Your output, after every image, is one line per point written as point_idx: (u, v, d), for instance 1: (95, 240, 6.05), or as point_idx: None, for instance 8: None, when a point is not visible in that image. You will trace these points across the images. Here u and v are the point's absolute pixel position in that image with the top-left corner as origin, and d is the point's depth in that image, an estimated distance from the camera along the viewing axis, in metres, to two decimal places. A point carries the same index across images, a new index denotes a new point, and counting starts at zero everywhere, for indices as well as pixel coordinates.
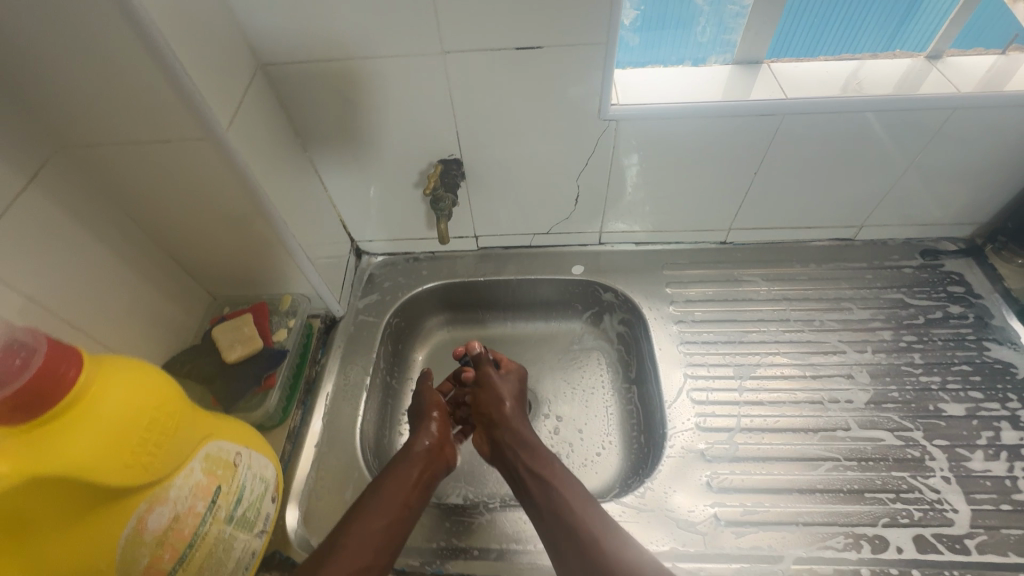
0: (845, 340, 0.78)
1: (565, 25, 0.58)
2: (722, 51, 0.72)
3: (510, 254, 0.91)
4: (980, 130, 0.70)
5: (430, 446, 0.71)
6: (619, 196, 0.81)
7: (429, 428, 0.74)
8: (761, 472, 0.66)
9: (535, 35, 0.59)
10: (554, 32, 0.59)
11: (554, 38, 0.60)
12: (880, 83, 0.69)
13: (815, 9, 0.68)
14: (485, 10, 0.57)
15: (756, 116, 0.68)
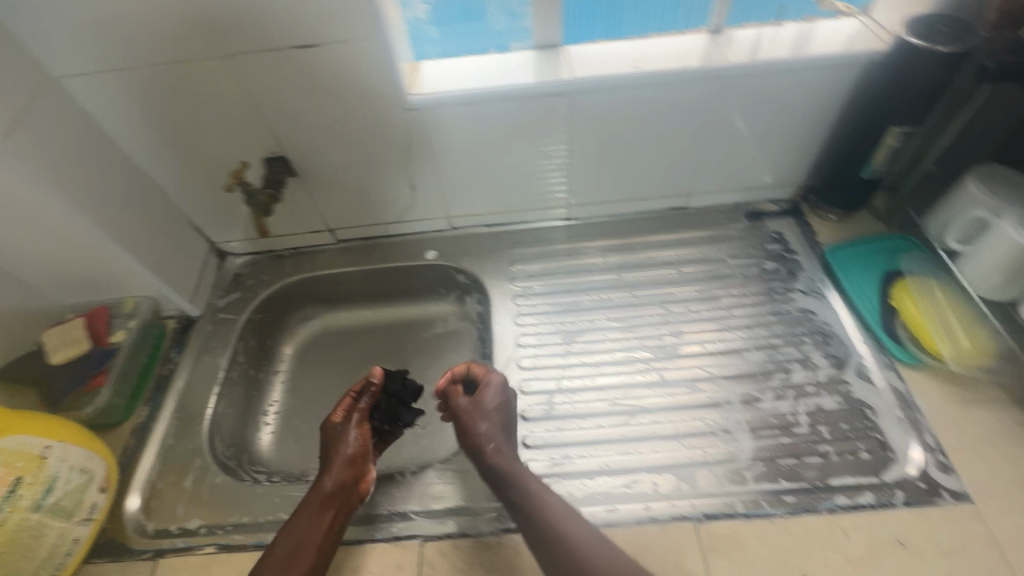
0: (668, 301, 0.83)
1: (329, 21, 0.64)
2: (521, 37, 0.77)
3: (369, 245, 0.96)
4: (758, 96, 0.76)
5: (342, 486, 0.61)
6: (451, 182, 0.86)
7: (341, 466, 0.63)
8: (572, 427, 0.71)
9: (305, 32, 0.65)
10: (322, 29, 0.64)
11: (325, 35, 0.65)
12: (659, 58, 0.74)
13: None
14: (249, 12, 0.62)
15: (548, 96, 0.74)
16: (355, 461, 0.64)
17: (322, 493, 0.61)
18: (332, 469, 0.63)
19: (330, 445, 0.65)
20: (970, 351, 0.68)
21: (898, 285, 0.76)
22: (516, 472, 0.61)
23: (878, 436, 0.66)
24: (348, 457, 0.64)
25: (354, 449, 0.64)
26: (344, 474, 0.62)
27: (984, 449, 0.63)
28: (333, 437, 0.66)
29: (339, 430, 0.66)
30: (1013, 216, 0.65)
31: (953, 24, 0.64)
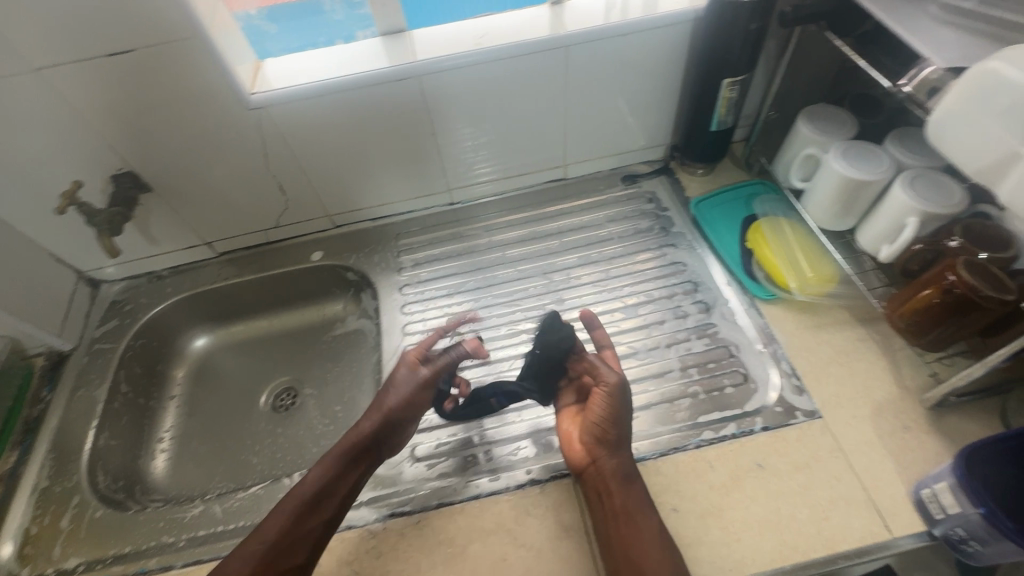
0: (550, 271, 0.86)
1: (139, 24, 0.61)
2: (364, 26, 0.77)
3: (253, 254, 0.93)
4: (604, 61, 0.78)
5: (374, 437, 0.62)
6: (322, 180, 0.85)
7: (386, 412, 0.63)
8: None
9: (116, 39, 0.62)
10: (132, 34, 0.62)
11: (138, 39, 0.62)
12: (502, 33, 0.75)
13: None
14: (45, 23, 0.59)
15: (395, 81, 0.74)
16: (405, 414, 0.64)
17: (357, 436, 0.62)
18: (374, 412, 0.63)
19: (394, 388, 0.65)
20: (813, 279, 0.74)
21: (752, 227, 0.81)
22: (630, 485, 0.58)
23: (741, 370, 0.70)
24: (394, 409, 0.63)
25: (402, 406, 0.64)
26: (379, 423, 0.62)
27: (832, 368, 0.68)
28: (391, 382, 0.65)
29: (405, 378, 0.65)
30: (839, 146, 0.70)
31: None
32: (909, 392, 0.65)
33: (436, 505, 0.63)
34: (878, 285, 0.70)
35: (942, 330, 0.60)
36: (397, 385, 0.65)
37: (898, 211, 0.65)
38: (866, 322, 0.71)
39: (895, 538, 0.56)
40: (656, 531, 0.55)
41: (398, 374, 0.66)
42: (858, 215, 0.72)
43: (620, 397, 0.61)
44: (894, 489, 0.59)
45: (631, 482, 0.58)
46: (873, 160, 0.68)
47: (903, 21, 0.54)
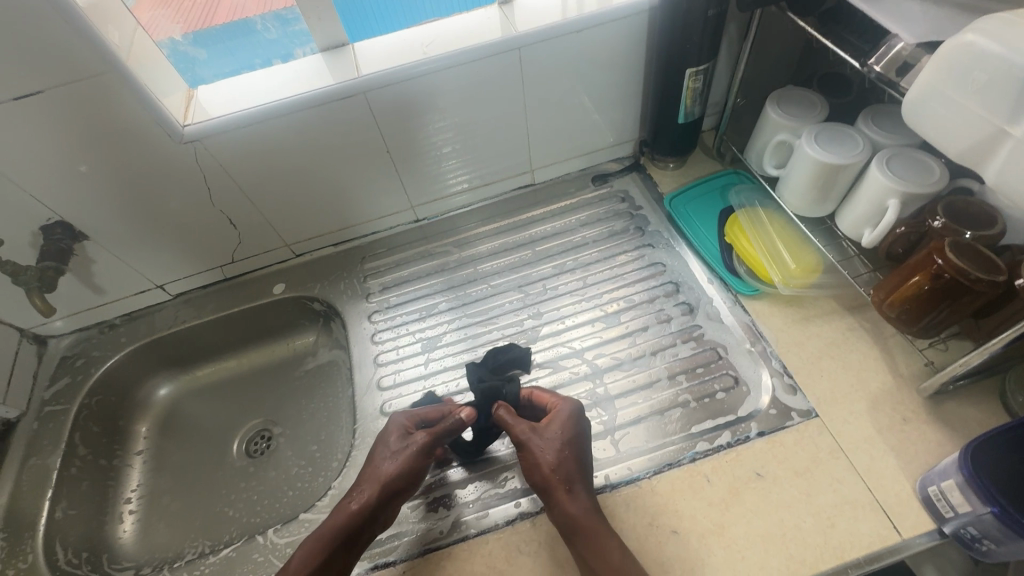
0: (525, 283, 0.82)
1: (46, 61, 0.55)
2: (301, 43, 0.72)
3: (210, 292, 0.88)
4: (562, 59, 0.74)
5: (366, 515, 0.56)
6: (274, 209, 0.80)
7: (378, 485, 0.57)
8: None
9: (22, 80, 0.56)
10: (40, 72, 0.56)
11: (47, 78, 0.57)
12: (450, 39, 0.70)
13: None
14: None
15: (338, 100, 0.68)
16: (400, 484, 0.58)
17: (346, 514, 0.56)
18: (365, 485, 0.57)
19: (384, 457, 0.59)
20: (797, 271, 0.71)
21: (729, 221, 0.78)
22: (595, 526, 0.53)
23: (731, 373, 0.67)
24: (386, 481, 0.57)
25: (393, 477, 0.57)
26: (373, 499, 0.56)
27: (823, 362, 0.65)
28: (380, 451, 0.60)
29: (397, 446, 0.60)
30: (811, 130, 0.67)
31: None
32: (905, 381, 0.62)
33: (422, 551, 0.59)
34: (864, 271, 0.67)
35: (934, 317, 0.57)
36: (391, 454, 0.59)
37: (877, 194, 0.63)
38: (854, 310, 0.69)
39: (906, 540, 0.53)
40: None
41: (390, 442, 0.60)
42: (836, 200, 0.69)
43: (539, 434, 0.58)
44: (899, 487, 0.56)
45: (590, 525, 0.53)
46: (847, 143, 0.65)
47: None
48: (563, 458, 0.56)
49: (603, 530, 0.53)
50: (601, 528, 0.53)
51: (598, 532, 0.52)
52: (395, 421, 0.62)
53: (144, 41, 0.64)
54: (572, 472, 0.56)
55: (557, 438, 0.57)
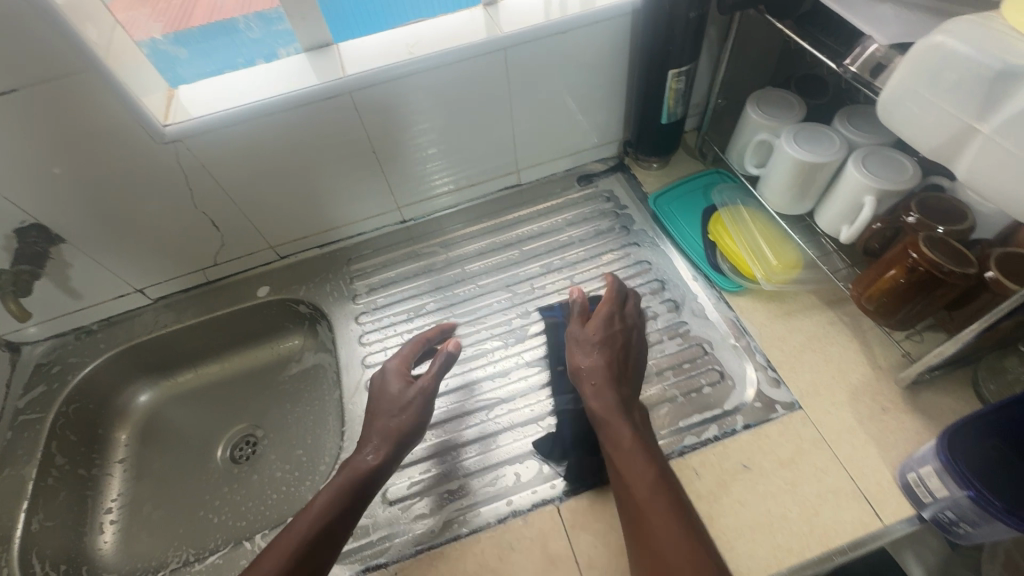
0: (512, 282, 0.82)
1: (22, 60, 0.54)
2: (286, 43, 0.71)
3: (192, 296, 0.86)
4: (547, 60, 0.75)
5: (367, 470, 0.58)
6: (258, 209, 0.79)
7: (377, 437, 0.60)
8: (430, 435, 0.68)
9: None
10: (15, 72, 0.55)
11: (22, 77, 0.55)
12: (436, 39, 0.70)
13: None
14: None
15: (323, 100, 0.68)
16: (397, 437, 0.60)
17: (365, 463, 0.58)
18: (384, 436, 0.60)
19: (378, 400, 0.64)
20: (778, 267, 0.72)
21: (713, 219, 0.80)
22: (631, 456, 0.55)
23: (716, 367, 0.68)
24: (401, 431, 0.60)
25: (405, 425, 0.61)
26: (392, 448, 0.59)
27: (805, 356, 0.67)
28: (378, 397, 0.64)
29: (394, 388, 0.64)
30: (790, 130, 0.69)
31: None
32: (883, 372, 0.64)
33: (415, 551, 0.58)
34: (842, 267, 0.69)
35: (910, 309, 0.59)
36: (386, 403, 0.62)
37: (855, 191, 0.65)
38: (834, 304, 0.70)
39: (887, 526, 0.55)
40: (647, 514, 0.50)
41: (386, 381, 0.65)
42: (815, 197, 0.71)
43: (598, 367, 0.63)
44: (879, 475, 0.58)
45: (631, 454, 0.55)
46: (825, 142, 0.67)
47: (845, 0, 0.52)
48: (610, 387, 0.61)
49: (637, 468, 0.53)
50: (636, 468, 0.54)
51: (634, 470, 0.54)
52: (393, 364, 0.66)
53: (123, 39, 0.63)
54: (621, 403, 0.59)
55: (594, 369, 0.63)
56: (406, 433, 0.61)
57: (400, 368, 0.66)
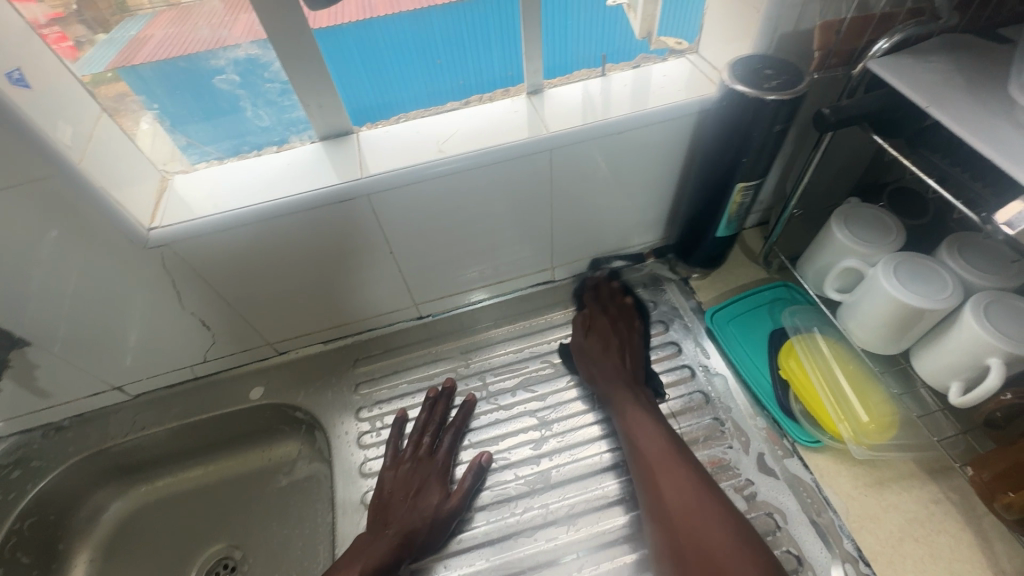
0: (540, 407, 0.70)
1: None
2: (297, 130, 0.62)
3: (178, 393, 0.76)
4: (598, 160, 0.64)
5: (388, 553, 0.57)
6: (256, 305, 0.69)
7: (403, 524, 0.60)
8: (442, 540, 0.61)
9: None
10: None
11: None
12: (471, 135, 0.61)
13: (370, 60, 0.59)
14: None
15: (337, 204, 0.59)
16: (417, 516, 0.60)
17: (412, 525, 0.59)
18: (432, 506, 0.61)
19: (409, 487, 0.63)
20: (871, 426, 0.59)
21: (783, 349, 0.68)
22: (621, 402, 0.64)
23: (792, 551, 0.55)
24: (446, 506, 0.61)
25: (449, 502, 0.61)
26: (436, 524, 0.60)
27: (906, 548, 0.54)
28: (407, 477, 0.64)
29: (427, 457, 0.65)
30: (888, 261, 0.57)
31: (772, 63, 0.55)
32: None
33: None
34: (951, 433, 0.56)
35: None
36: (413, 485, 0.63)
37: (972, 347, 0.52)
38: (938, 477, 0.57)
39: None
40: (669, 489, 0.54)
41: (420, 453, 0.66)
42: (914, 338, 0.58)
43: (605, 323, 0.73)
44: None
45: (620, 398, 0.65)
46: (930, 281, 0.55)
47: (996, 141, 0.41)
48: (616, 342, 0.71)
49: (649, 437, 0.59)
50: (642, 436, 0.60)
51: (643, 435, 0.60)
52: (424, 416, 0.69)
53: (108, 129, 0.54)
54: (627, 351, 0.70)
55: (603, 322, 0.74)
56: (429, 533, 0.60)
57: (424, 426, 0.68)
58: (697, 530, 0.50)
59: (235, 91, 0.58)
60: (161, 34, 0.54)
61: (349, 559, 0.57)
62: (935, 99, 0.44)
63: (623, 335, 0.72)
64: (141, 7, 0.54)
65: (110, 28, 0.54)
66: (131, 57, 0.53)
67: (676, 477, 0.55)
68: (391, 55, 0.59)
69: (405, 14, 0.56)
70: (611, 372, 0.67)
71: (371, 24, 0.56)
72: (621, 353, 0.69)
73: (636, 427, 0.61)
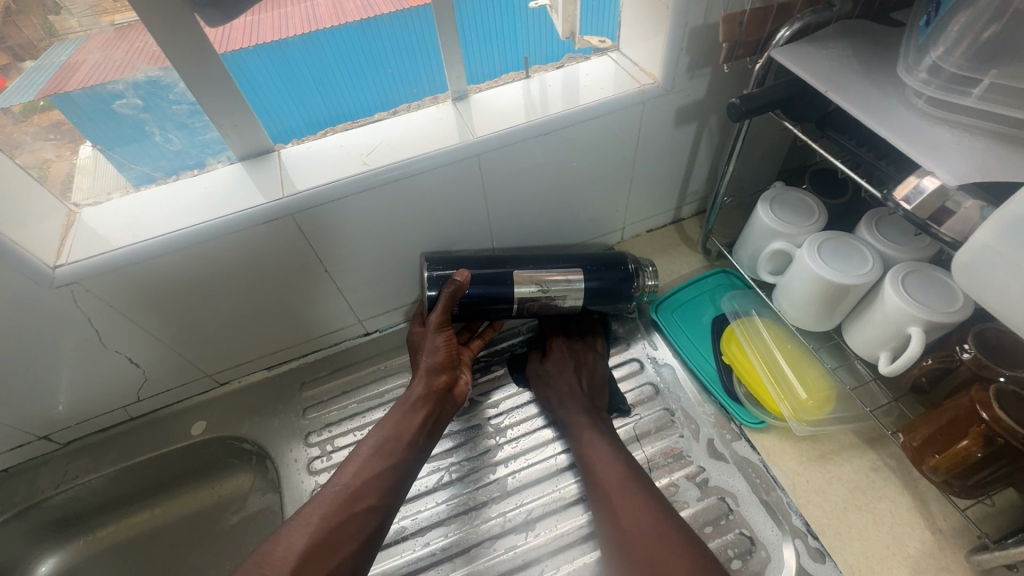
0: (494, 414, 0.70)
1: None
2: (214, 152, 0.59)
3: (113, 437, 0.72)
4: (529, 163, 0.64)
5: (373, 477, 0.54)
6: (183, 338, 0.66)
7: (388, 448, 0.56)
8: (392, 558, 0.60)
9: None
10: None
11: None
12: (397, 146, 0.60)
13: (285, 80, 0.56)
14: None
15: (260, 225, 0.57)
16: (407, 459, 0.56)
17: (401, 449, 0.56)
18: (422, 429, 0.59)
19: (408, 405, 0.59)
20: (809, 403, 0.61)
21: (725, 335, 0.69)
22: (578, 423, 0.63)
23: (745, 532, 0.56)
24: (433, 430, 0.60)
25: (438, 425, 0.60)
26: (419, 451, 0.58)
27: (850, 517, 0.56)
28: (399, 415, 0.58)
29: (425, 374, 0.61)
30: (813, 241, 0.59)
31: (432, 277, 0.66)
32: (948, 542, 0.53)
33: None
34: (884, 401, 0.58)
35: (985, 475, 0.48)
36: (409, 431, 0.57)
37: (894, 319, 0.54)
38: (876, 445, 0.60)
39: None
40: (612, 484, 0.56)
41: (418, 392, 0.60)
42: (844, 313, 0.60)
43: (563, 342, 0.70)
44: None
45: (576, 422, 0.63)
46: (851, 259, 0.57)
47: (889, 120, 0.43)
48: (572, 365, 0.68)
49: (606, 461, 0.58)
50: (601, 465, 0.58)
51: (600, 457, 0.58)
52: (433, 330, 0.63)
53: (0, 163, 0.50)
54: (581, 369, 0.68)
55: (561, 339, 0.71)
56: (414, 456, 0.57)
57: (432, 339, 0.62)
58: (644, 547, 0.50)
59: (138, 116, 0.54)
60: (94, 58, 0.51)
61: (335, 509, 0.51)
62: (834, 84, 0.46)
63: (580, 355, 0.69)
64: (70, 30, 0.51)
65: (38, 54, 0.50)
66: (62, 83, 0.50)
67: (632, 510, 0.53)
68: (342, 69, 0.58)
69: (324, 31, 0.54)
70: (570, 400, 0.65)
71: (285, 45, 0.54)
72: (579, 374, 0.67)
73: (594, 455, 0.59)
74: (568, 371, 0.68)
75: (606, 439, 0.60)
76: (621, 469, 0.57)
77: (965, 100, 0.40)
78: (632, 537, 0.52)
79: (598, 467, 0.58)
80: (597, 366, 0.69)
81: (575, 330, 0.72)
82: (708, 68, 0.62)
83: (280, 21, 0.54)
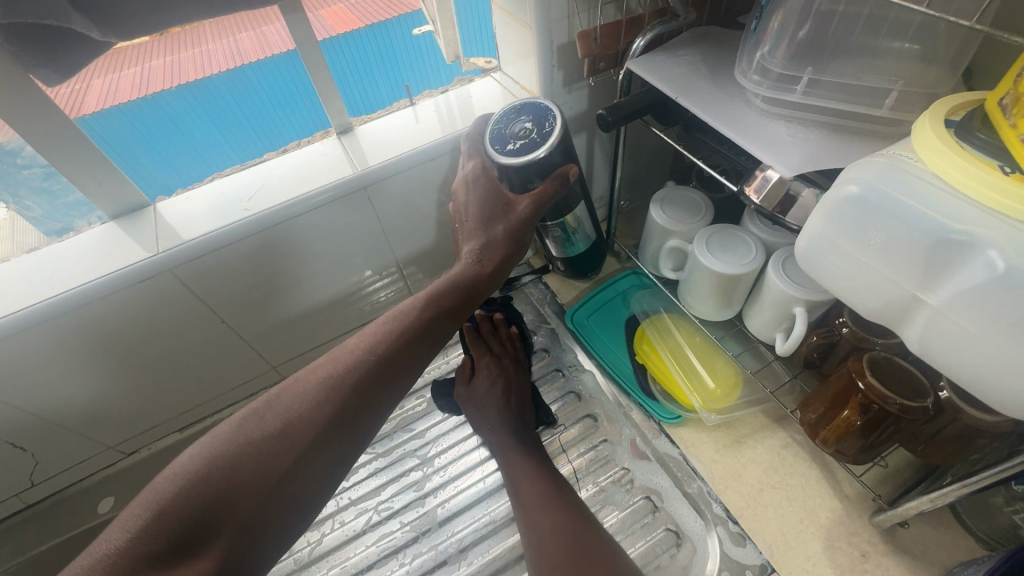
0: (421, 445, 0.68)
1: None
2: (83, 213, 0.56)
3: (11, 527, 0.67)
4: (424, 188, 0.64)
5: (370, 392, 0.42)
6: (75, 410, 0.61)
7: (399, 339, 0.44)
8: None
9: None
10: None
11: None
12: (280, 185, 0.58)
13: (193, 118, 0.57)
14: None
15: (135, 284, 0.53)
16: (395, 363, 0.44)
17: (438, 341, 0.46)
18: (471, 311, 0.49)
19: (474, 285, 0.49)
20: (718, 392, 0.64)
21: (637, 335, 0.72)
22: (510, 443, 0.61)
23: (671, 528, 0.57)
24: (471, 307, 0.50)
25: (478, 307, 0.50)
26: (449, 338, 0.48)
27: (765, 497, 0.58)
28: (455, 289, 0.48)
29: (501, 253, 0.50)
30: (701, 236, 0.61)
31: (538, 113, 0.51)
32: (854, 507, 0.56)
33: None
34: (786, 380, 0.62)
35: (874, 439, 0.51)
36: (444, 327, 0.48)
37: (782, 301, 0.55)
38: (783, 423, 0.62)
39: None
40: (537, 497, 0.54)
41: (481, 279, 0.49)
42: (742, 299, 0.62)
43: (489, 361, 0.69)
44: None
45: (507, 441, 0.61)
46: (738, 251, 0.58)
47: (732, 121, 0.45)
48: (506, 385, 0.67)
49: (533, 479, 0.56)
50: (526, 479, 0.57)
51: (525, 474, 0.57)
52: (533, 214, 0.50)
53: None
54: (513, 387, 0.67)
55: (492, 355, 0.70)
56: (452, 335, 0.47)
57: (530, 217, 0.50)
58: (564, 552, 0.47)
59: None
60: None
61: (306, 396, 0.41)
62: (683, 91, 0.48)
63: (513, 375, 0.68)
64: None
65: None
66: None
67: (555, 517, 0.51)
68: (236, 111, 0.58)
69: (252, 68, 0.56)
70: (501, 420, 0.63)
71: (211, 82, 0.55)
72: (512, 394, 0.66)
73: (523, 475, 0.57)
74: (501, 390, 0.66)
75: (531, 458, 0.59)
76: (548, 486, 0.55)
77: (791, 95, 0.43)
78: (553, 545, 0.49)
79: (526, 486, 0.56)
80: (525, 383, 0.68)
81: (500, 347, 0.71)
82: (583, 81, 0.64)
83: (205, 60, 0.55)
